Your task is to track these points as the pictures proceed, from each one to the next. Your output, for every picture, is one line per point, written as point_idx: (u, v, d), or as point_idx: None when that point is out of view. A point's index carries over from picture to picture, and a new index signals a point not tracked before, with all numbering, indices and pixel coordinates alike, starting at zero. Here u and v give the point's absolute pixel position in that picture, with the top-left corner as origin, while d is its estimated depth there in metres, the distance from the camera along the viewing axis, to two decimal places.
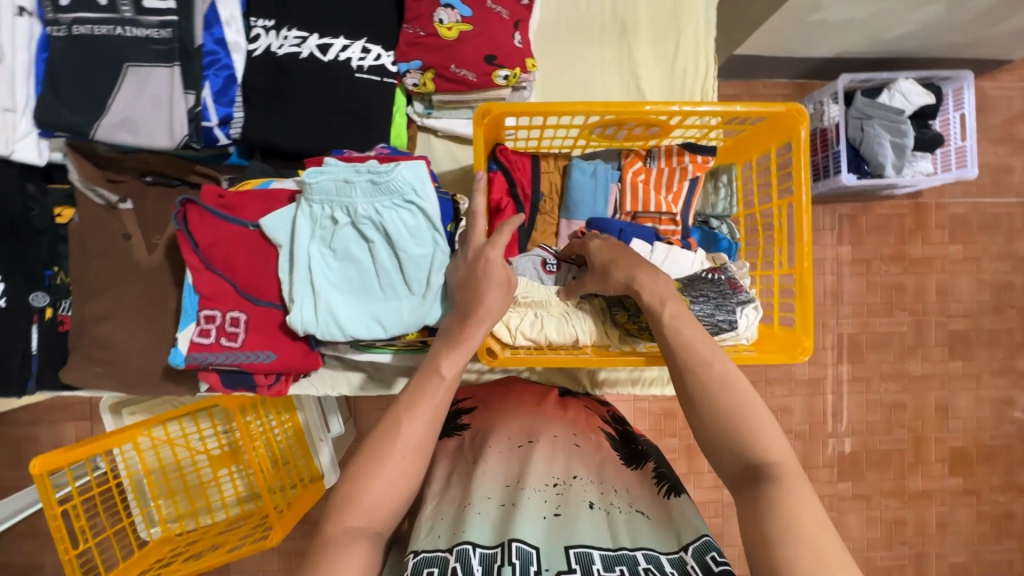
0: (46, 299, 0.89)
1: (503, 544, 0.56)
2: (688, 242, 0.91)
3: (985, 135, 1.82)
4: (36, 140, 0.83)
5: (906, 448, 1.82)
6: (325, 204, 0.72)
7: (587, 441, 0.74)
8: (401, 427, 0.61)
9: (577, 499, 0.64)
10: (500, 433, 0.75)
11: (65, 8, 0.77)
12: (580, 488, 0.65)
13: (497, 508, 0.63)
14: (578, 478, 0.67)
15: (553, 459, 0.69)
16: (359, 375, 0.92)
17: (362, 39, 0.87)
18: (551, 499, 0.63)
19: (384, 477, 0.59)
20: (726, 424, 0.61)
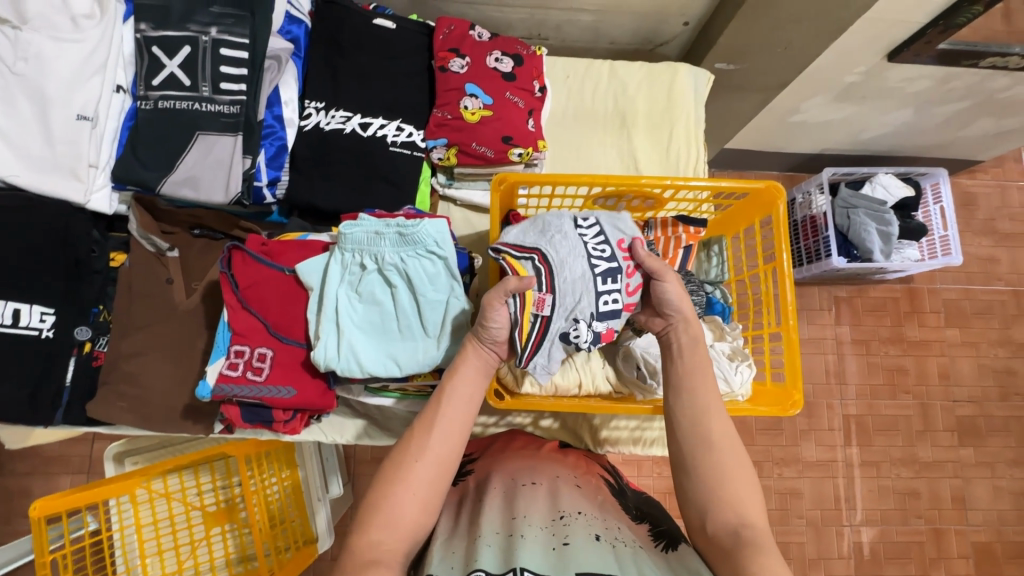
0: (88, 333, 0.95)
1: (515, 569, 0.55)
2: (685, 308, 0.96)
3: (968, 226, 1.94)
4: (109, 192, 0.94)
5: (926, 540, 1.74)
6: (356, 252, 0.81)
7: (588, 484, 0.75)
8: (420, 441, 0.66)
9: (581, 532, 0.63)
10: (504, 475, 0.76)
11: (156, 87, 0.91)
12: (585, 523, 0.65)
13: (505, 539, 0.62)
14: (583, 514, 0.67)
15: (557, 498, 0.70)
16: (361, 422, 0.95)
17: (397, 119, 1.01)
18: (558, 532, 0.63)
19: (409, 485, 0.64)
20: (708, 480, 0.64)
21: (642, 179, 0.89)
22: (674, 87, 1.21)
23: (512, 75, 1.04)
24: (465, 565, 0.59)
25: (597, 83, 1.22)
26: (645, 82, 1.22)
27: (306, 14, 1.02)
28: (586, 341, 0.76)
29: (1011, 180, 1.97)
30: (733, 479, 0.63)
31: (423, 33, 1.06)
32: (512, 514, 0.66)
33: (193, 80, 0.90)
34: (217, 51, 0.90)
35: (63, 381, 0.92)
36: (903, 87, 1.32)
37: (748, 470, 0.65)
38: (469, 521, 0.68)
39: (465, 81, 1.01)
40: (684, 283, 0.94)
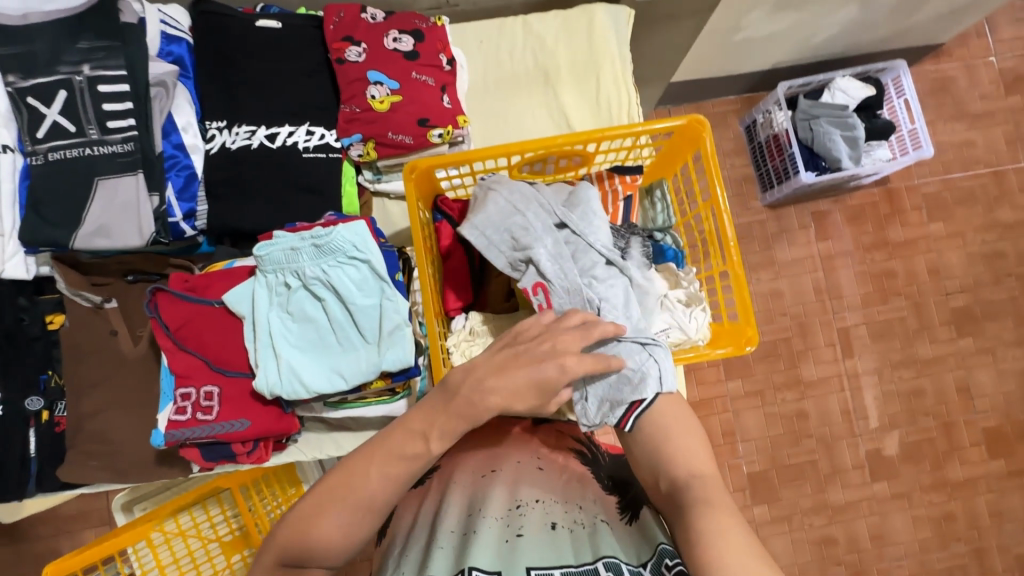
0: (41, 402, 0.95)
1: (465, 571, 0.57)
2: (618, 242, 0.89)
3: (939, 114, 1.87)
4: (23, 257, 0.91)
5: (936, 436, 1.75)
6: (278, 272, 0.79)
7: (552, 463, 0.74)
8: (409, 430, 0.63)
9: (535, 523, 0.64)
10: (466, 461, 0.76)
11: (41, 139, 0.86)
12: (542, 511, 0.66)
13: (461, 537, 0.64)
14: (541, 501, 0.68)
15: (517, 483, 0.70)
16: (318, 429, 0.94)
17: (306, 123, 0.96)
18: (513, 522, 0.64)
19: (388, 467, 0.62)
20: (653, 438, 0.68)
21: (558, 138, 0.84)
22: (593, 31, 1.15)
23: (415, 52, 0.98)
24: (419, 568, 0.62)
25: (513, 42, 1.15)
26: (562, 31, 1.15)
27: (186, 31, 0.96)
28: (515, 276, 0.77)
29: (977, 57, 1.89)
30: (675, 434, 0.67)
31: (314, 26, 1.00)
32: (470, 511, 0.67)
33: (78, 124, 0.86)
34: (95, 89, 0.86)
35: (26, 451, 0.92)
36: None
37: (688, 425, 0.68)
38: (428, 514, 0.69)
39: (366, 69, 0.96)
40: (626, 236, 0.90)
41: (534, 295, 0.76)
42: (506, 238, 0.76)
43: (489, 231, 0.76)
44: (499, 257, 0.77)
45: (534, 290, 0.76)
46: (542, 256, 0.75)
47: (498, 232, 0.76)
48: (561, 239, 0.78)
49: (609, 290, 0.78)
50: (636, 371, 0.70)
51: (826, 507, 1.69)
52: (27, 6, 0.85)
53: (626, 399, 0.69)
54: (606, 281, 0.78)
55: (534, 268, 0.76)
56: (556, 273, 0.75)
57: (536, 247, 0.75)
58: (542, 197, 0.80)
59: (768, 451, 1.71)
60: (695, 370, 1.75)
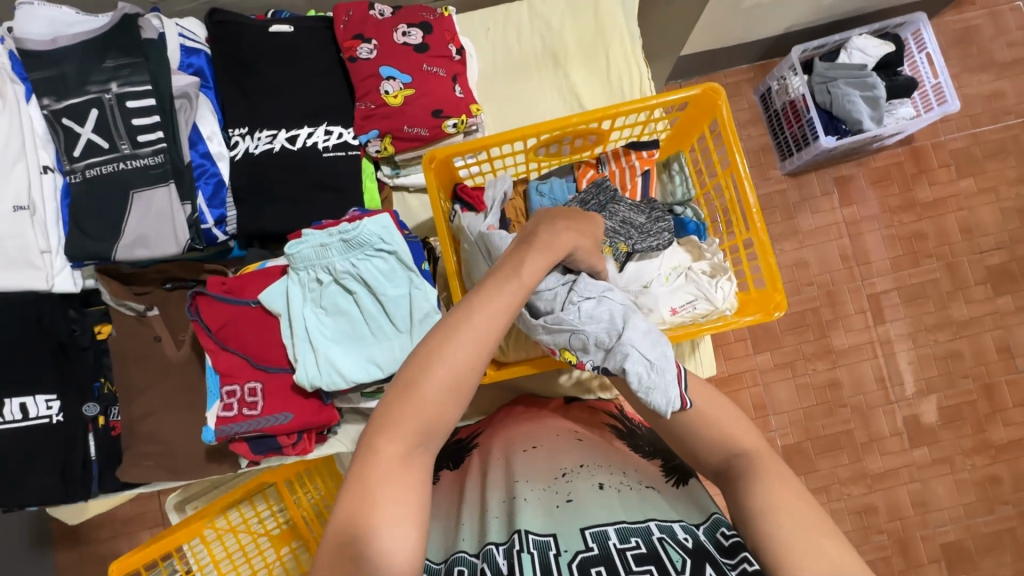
0: (97, 408, 0.99)
1: (517, 533, 0.60)
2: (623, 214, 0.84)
3: (964, 66, 1.80)
4: (70, 272, 0.95)
5: (977, 398, 1.71)
6: (309, 269, 0.81)
7: (588, 436, 0.78)
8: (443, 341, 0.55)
9: (582, 486, 0.67)
10: (505, 444, 0.79)
11: (78, 157, 0.90)
12: (587, 475, 0.69)
13: (508, 506, 0.66)
14: (585, 466, 0.70)
15: (555, 454, 0.73)
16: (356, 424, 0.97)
17: (324, 123, 0.98)
18: (560, 490, 0.67)
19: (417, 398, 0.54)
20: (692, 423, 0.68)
21: (573, 117, 0.84)
22: (600, 9, 1.14)
23: (424, 45, 1.00)
24: (475, 542, 0.63)
25: (520, 27, 1.15)
26: (568, 12, 1.15)
27: (203, 42, 0.99)
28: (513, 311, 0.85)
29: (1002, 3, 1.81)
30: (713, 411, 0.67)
31: (325, 27, 1.01)
32: (513, 481, 0.69)
33: (111, 140, 0.89)
34: (123, 105, 0.89)
35: (87, 455, 0.97)
36: None
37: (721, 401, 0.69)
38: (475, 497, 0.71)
39: (378, 65, 0.98)
40: (648, 212, 0.91)
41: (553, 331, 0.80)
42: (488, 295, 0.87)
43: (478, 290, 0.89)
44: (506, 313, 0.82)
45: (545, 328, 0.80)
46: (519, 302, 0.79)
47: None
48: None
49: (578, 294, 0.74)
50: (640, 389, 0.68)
51: (864, 476, 1.67)
52: (55, 31, 0.89)
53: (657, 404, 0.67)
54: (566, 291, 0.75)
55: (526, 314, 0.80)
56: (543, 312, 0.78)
57: None
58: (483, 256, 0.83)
59: (802, 423, 1.70)
60: (724, 345, 1.74)
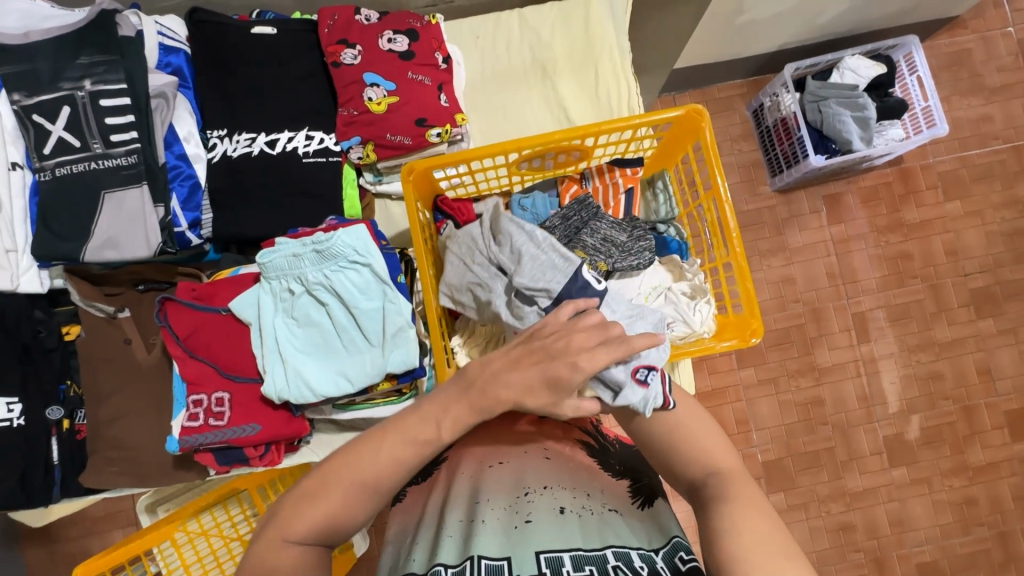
0: (62, 411, 0.97)
1: (471, 558, 0.59)
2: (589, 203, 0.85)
3: (954, 90, 1.82)
4: (37, 271, 0.93)
5: (957, 420, 1.72)
6: (281, 279, 0.79)
7: (559, 454, 0.74)
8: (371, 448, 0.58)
9: (544, 508, 0.65)
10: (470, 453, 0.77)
11: (48, 155, 0.87)
12: (550, 496, 0.67)
13: (466, 526, 0.64)
14: (549, 486, 0.68)
15: (522, 472, 0.71)
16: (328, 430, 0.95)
17: (305, 128, 0.97)
18: (521, 509, 0.66)
19: (329, 493, 0.56)
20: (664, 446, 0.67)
21: (556, 134, 0.83)
22: (591, 21, 1.13)
23: (410, 52, 0.98)
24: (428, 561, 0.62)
25: (509, 37, 1.14)
26: (559, 24, 1.14)
27: (184, 40, 0.97)
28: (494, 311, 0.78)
29: (993, 29, 1.83)
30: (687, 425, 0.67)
31: (310, 30, 1.00)
32: (475, 499, 0.67)
33: (82, 139, 0.87)
34: (97, 103, 0.86)
35: (50, 459, 0.95)
36: None
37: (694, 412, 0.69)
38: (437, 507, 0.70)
39: (362, 71, 0.96)
40: (629, 230, 0.90)
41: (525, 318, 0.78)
42: (470, 297, 0.80)
43: (457, 295, 0.81)
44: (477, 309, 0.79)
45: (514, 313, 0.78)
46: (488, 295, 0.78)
47: (461, 295, 0.80)
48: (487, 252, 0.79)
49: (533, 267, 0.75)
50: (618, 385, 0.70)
51: (843, 494, 1.68)
52: (29, 25, 0.87)
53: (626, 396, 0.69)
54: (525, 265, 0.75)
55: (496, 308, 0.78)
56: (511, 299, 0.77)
57: (492, 297, 0.76)
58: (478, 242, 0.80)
59: (783, 440, 1.70)
60: (708, 360, 1.73)
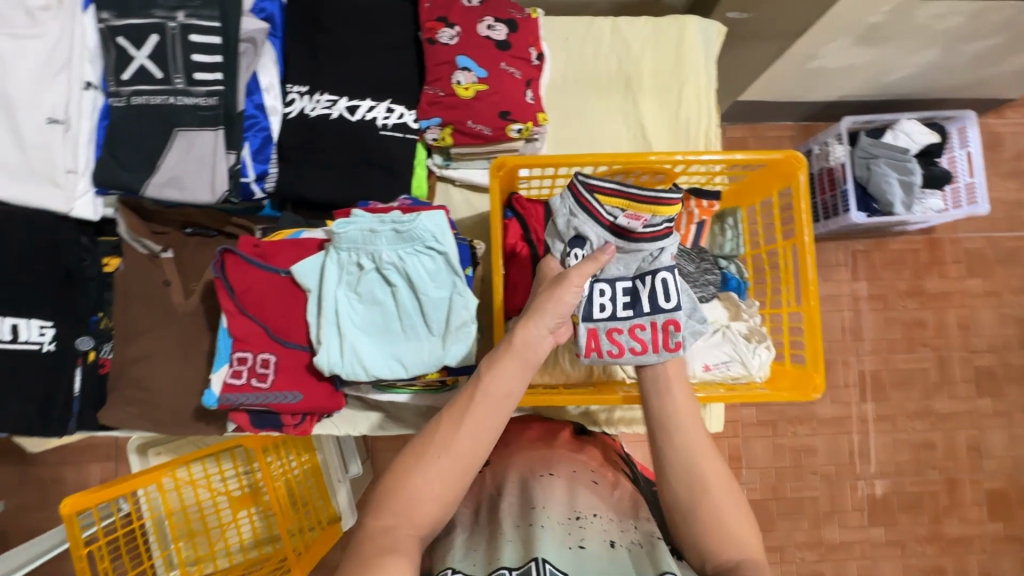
0: (91, 342, 0.95)
1: (535, 560, 0.61)
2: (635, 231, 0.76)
3: (995, 170, 1.84)
4: (93, 198, 0.89)
5: (940, 490, 1.75)
6: (352, 252, 0.78)
7: (604, 479, 0.84)
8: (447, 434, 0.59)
9: (595, 533, 0.70)
10: (517, 471, 0.85)
11: (126, 81, 0.84)
12: (600, 526, 0.71)
13: (523, 532, 0.69)
14: (598, 515, 0.73)
15: (574, 496, 0.77)
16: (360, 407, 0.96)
17: (387, 100, 0.94)
18: (574, 531, 0.69)
19: (417, 481, 0.57)
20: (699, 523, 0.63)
21: (650, 156, 0.82)
22: (683, 44, 1.12)
23: (507, 43, 0.96)
24: (485, 564, 0.64)
25: (600, 43, 1.12)
26: (651, 40, 1.12)
27: None
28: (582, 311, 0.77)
29: None
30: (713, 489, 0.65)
31: (408, 1, 0.97)
32: (531, 508, 0.74)
33: (165, 72, 0.84)
34: (187, 38, 0.84)
35: (71, 389, 0.92)
36: (933, 24, 1.26)
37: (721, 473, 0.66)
38: (487, 518, 0.75)
39: (456, 53, 0.93)
40: (697, 262, 0.93)
41: (637, 337, 0.75)
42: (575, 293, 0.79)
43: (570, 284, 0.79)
44: (578, 317, 0.77)
45: (630, 336, 0.75)
46: (598, 302, 0.77)
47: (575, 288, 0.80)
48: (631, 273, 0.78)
49: (629, 257, 0.78)
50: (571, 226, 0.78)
51: (819, 543, 1.71)
52: None
53: (586, 229, 0.77)
54: (625, 268, 0.78)
55: (602, 321, 0.77)
56: (623, 312, 0.76)
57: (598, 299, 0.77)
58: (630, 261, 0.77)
59: (772, 481, 1.72)
60: None
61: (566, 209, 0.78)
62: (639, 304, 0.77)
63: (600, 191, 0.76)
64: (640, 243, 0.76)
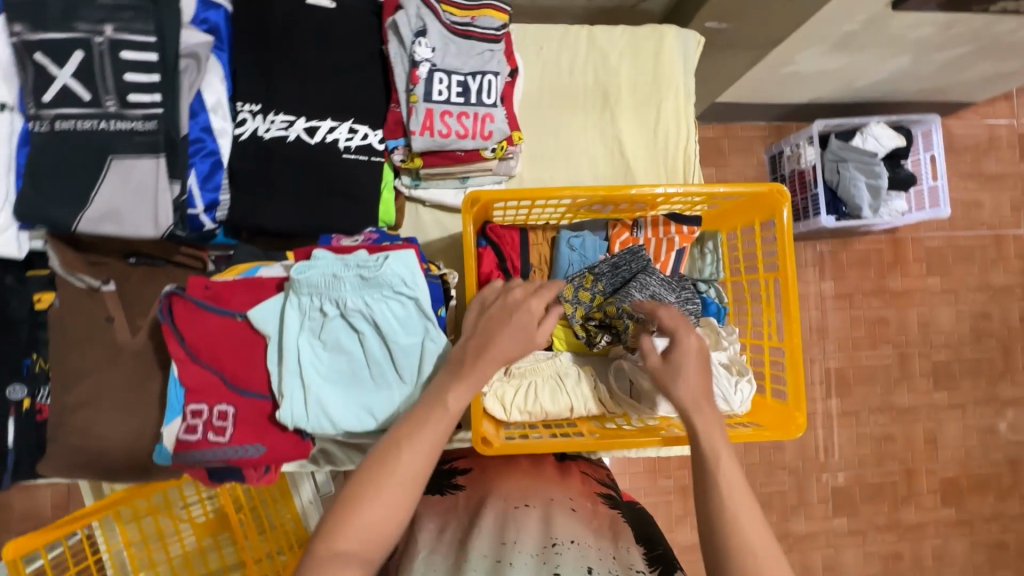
0: (23, 390, 0.86)
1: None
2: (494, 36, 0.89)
3: (956, 171, 1.89)
4: (15, 233, 0.79)
5: (899, 481, 1.83)
6: (313, 296, 0.71)
7: (583, 506, 0.85)
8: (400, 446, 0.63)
9: (572, 559, 0.72)
10: (494, 502, 0.85)
11: (48, 104, 0.74)
12: (577, 552, 0.74)
13: (493, 563, 0.71)
14: (575, 542, 0.75)
15: (551, 524, 0.79)
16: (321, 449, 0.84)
17: (349, 120, 0.87)
18: (550, 560, 0.72)
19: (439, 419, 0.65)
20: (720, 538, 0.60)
21: (630, 190, 0.79)
22: (661, 55, 1.08)
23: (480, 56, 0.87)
24: None
25: (575, 55, 1.07)
26: (628, 51, 1.08)
27: None
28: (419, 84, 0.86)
29: (1002, 119, 1.90)
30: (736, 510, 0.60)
31: (372, 12, 0.90)
32: (504, 541, 0.75)
33: (94, 93, 0.75)
34: (117, 54, 0.75)
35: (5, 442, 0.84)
36: (905, 34, 1.25)
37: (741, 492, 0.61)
38: (459, 545, 0.77)
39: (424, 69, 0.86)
40: (677, 290, 0.88)
41: (462, 123, 0.88)
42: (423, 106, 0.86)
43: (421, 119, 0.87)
44: (419, 98, 0.86)
45: (457, 121, 0.87)
46: (437, 86, 0.86)
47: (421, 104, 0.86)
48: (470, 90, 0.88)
49: (467, 55, 0.88)
50: (418, 20, 0.86)
51: (787, 536, 1.77)
52: None
53: (432, 23, 0.86)
54: (461, 61, 0.87)
55: (439, 103, 0.86)
56: (456, 99, 0.87)
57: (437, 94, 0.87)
58: (465, 61, 0.88)
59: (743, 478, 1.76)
60: None
61: (414, 7, 0.86)
62: (470, 94, 0.88)
63: (443, 2, 0.88)
64: (471, 40, 0.88)
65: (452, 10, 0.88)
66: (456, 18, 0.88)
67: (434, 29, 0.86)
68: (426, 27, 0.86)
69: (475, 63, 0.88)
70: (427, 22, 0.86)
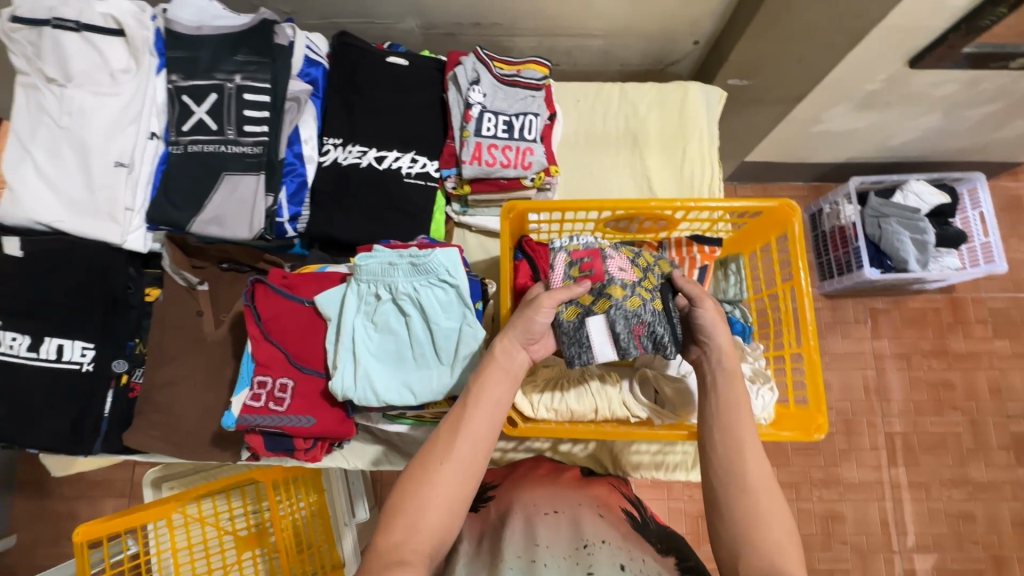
0: (125, 366, 1.00)
1: None
2: (539, 85, 1.07)
3: (1013, 231, 1.82)
4: (144, 232, 0.99)
5: (985, 568, 1.61)
6: (371, 283, 0.84)
7: (610, 515, 0.82)
8: (447, 442, 0.68)
9: (604, 558, 0.69)
10: (521, 508, 0.83)
11: (185, 132, 0.97)
12: (608, 552, 0.71)
13: (525, 565, 0.69)
14: (607, 542, 0.73)
15: (581, 529, 0.76)
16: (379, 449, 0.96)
17: (412, 151, 1.04)
18: (582, 561, 0.69)
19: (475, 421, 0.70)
20: (741, 518, 0.65)
21: (651, 203, 0.88)
22: (686, 105, 1.21)
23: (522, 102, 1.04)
24: None
25: (608, 106, 1.22)
26: (656, 103, 1.22)
27: (324, 57, 1.07)
28: (471, 122, 1.02)
29: None
30: (773, 533, 0.63)
31: (435, 67, 1.09)
32: (535, 543, 0.73)
33: (220, 124, 0.96)
34: (241, 96, 0.96)
35: (102, 412, 0.97)
36: (930, 92, 1.30)
37: (784, 520, 0.64)
38: (490, 549, 0.75)
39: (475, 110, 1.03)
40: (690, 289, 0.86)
41: (505, 154, 1.02)
42: (472, 139, 1.01)
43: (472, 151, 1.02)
44: (470, 133, 1.02)
45: (501, 152, 1.02)
46: (486, 124, 1.02)
47: (471, 138, 1.01)
48: (513, 129, 1.03)
49: (512, 100, 1.05)
50: (472, 73, 1.04)
51: None
52: (202, 20, 0.98)
53: (483, 74, 1.05)
54: (507, 105, 1.04)
55: (487, 137, 1.01)
56: (501, 134, 1.02)
57: (483, 129, 1.02)
58: (508, 104, 1.04)
59: None
60: None
61: (470, 64, 1.05)
62: (514, 131, 1.03)
63: (495, 60, 1.07)
64: (516, 88, 1.06)
65: (500, 66, 1.07)
66: (502, 71, 1.06)
67: (486, 79, 1.04)
68: (478, 78, 1.04)
69: (517, 108, 1.04)
70: (480, 75, 1.05)
